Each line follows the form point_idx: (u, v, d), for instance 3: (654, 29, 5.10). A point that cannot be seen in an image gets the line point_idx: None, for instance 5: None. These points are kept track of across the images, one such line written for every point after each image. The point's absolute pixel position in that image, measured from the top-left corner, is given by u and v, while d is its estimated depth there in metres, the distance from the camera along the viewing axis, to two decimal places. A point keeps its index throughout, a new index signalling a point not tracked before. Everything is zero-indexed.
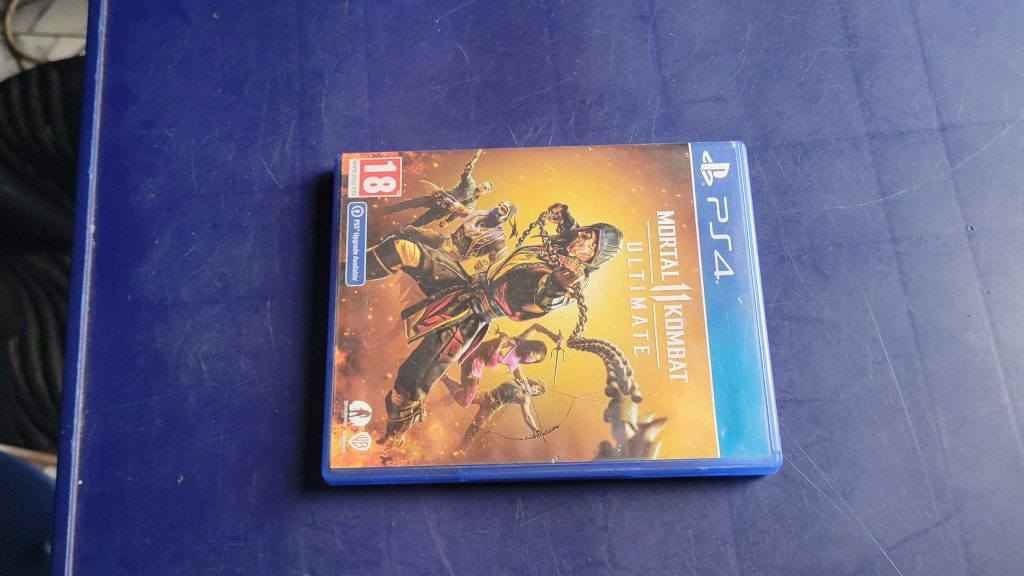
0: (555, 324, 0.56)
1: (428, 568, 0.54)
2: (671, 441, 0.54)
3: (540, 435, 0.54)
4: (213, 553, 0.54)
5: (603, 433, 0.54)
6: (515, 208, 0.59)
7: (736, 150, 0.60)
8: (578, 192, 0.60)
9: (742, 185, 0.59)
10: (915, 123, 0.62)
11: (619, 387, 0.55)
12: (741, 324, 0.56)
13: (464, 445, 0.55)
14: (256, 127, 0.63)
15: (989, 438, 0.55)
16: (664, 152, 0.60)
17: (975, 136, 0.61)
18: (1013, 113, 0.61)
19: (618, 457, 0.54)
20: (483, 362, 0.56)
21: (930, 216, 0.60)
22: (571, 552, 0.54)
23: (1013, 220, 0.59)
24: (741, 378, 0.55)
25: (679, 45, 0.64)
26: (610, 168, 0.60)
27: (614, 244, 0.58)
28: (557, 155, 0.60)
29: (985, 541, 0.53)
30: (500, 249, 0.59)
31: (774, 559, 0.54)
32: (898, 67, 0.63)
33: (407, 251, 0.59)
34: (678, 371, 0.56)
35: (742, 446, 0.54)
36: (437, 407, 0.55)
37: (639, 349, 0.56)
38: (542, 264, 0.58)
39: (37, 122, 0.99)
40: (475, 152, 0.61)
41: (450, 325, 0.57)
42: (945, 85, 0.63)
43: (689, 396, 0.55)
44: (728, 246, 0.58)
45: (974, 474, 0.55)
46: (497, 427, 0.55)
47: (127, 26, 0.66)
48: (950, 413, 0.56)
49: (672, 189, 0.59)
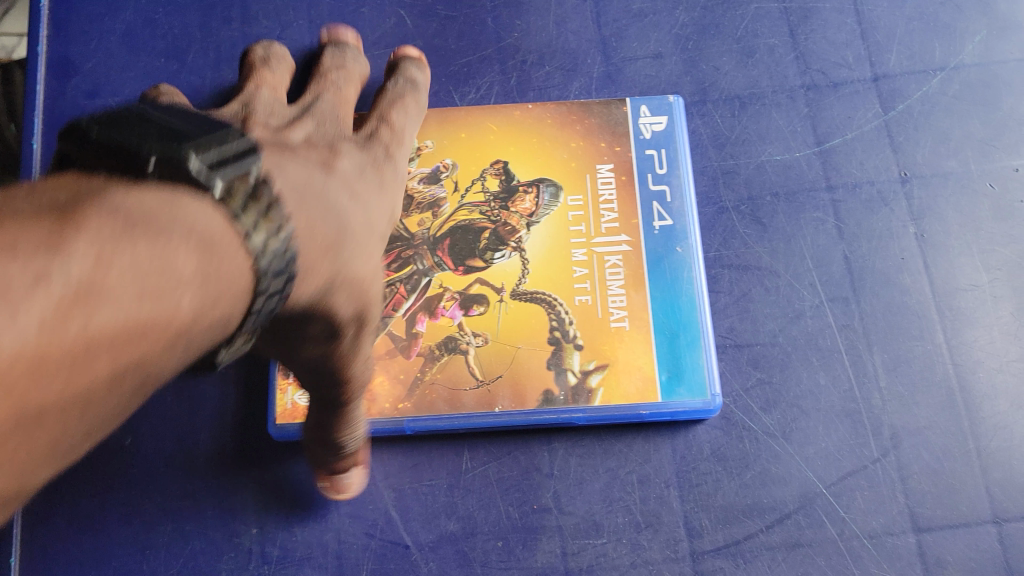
0: (498, 277, 0.57)
1: (377, 520, 0.55)
2: (613, 386, 0.55)
3: (483, 384, 0.55)
4: (161, 512, 0.55)
5: (546, 382, 0.55)
6: (457, 165, 0.60)
7: (674, 104, 0.61)
8: (519, 148, 0.61)
9: (681, 137, 0.61)
10: (850, 74, 0.63)
11: (561, 336, 0.56)
12: (680, 271, 0.57)
13: (409, 397, 0.55)
14: (199, 95, 0.64)
15: (924, 376, 0.56)
16: (603, 108, 0.61)
17: (907, 84, 0.62)
18: (944, 61, 0.63)
19: (561, 405, 0.55)
20: (426, 317, 0.57)
21: (865, 162, 0.61)
22: (517, 500, 0.55)
23: (945, 163, 0.60)
24: (681, 324, 0.56)
25: (618, 5, 0.66)
26: (549, 124, 0.61)
27: (555, 198, 0.59)
28: (498, 115, 0.62)
29: (922, 476, 0.54)
30: (443, 205, 0.59)
31: (716, 500, 0.54)
32: (832, 21, 0.64)
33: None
34: (619, 319, 0.56)
35: (683, 390, 0.55)
36: (381, 361, 0.56)
37: (580, 299, 0.57)
38: (484, 219, 0.59)
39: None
40: (417, 113, 0.62)
41: (394, 281, 0.57)
42: (878, 36, 0.64)
43: (629, 343, 0.56)
44: (666, 197, 0.59)
45: (910, 412, 0.56)
46: (441, 379, 0.56)
47: (70, 1, 0.67)
48: (885, 353, 0.57)
49: (612, 143, 0.60)
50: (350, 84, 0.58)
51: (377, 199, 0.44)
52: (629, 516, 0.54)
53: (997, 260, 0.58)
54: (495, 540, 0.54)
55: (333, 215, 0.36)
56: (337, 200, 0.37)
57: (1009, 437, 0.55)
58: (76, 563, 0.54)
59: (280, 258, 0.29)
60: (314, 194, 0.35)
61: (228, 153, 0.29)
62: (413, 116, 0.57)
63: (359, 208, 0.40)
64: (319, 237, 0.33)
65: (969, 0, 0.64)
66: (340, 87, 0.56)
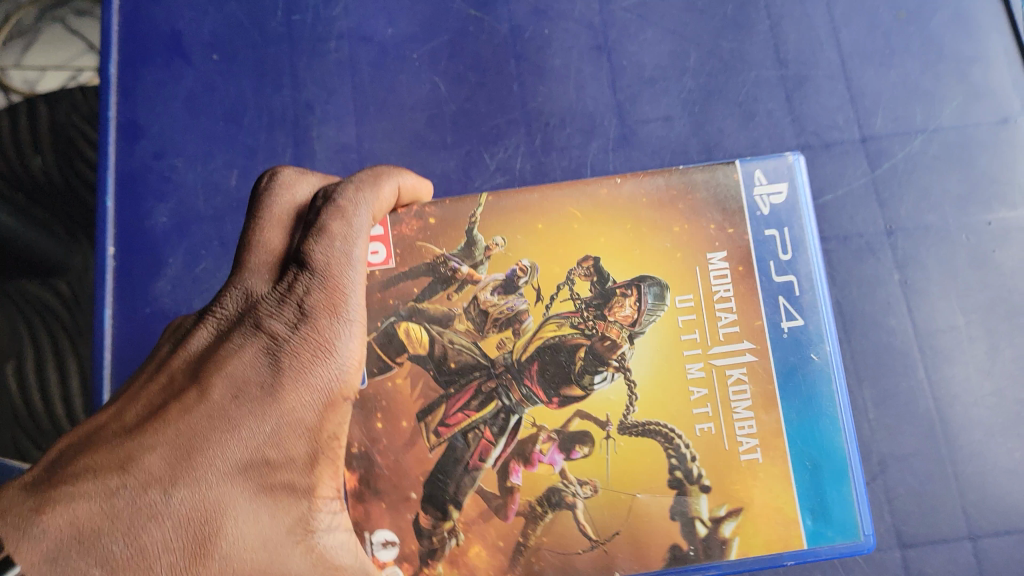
0: (601, 408, 0.57)
1: None
2: (749, 535, 0.56)
3: (599, 545, 0.56)
4: None
5: (671, 536, 0.56)
6: (536, 268, 0.60)
7: (793, 165, 0.61)
8: (611, 241, 0.60)
9: (800, 208, 0.60)
10: (840, 135, 0.69)
11: (685, 478, 0.56)
12: (819, 385, 0.58)
13: (512, 567, 0.56)
14: (255, 155, 0.71)
15: (909, 409, 0.63)
16: (710, 178, 0.61)
17: (892, 145, 0.69)
18: (925, 123, 0.69)
19: (693, 561, 0.56)
20: (522, 466, 0.57)
21: (854, 215, 0.67)
22: None
23: (926, 218, 0.67)
24: (822, 452, 0.57)
25: (631, 72, 0.72)
26: (645, 205, 0.61)
27: (661, 299, 0.59)
28: (578, 197, 0.61)
29: (906, 497, 0.62)
30: (526, 320, 0.59)
31: None
32: (823, 86, 0.71)
33: (412, 335, 0.58)
34: (749, 451, 0.57)
35: (834, 532, 0.56)
36: (474, 526, 0.56)
37: (702, 428, 0.57)
38: (579, 334, 0.59)
39: (27, 151, 0.91)
40: (481, 201, 0.61)
41: (477, 424, 0.57)
42: (865, 101, 0.70)
43: (762, 479, 0.57)
44: (794, 291, 0.59)
45: (896, 440, 0.63)
46: (547, 543, 0.56)
47: (135, 68, 0.74)
48: (874, 388, 0.64)
49: (722, 225, 0.60)
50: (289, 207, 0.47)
51: (247, 439, 0.39)
52: None
53: (971, 304, 0.65)
54: None
55: (135, 535, 0.34)
56: (153, 513, 0.35)
57: (983, 463, 0.62)
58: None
59: None
60: (130, 513, 0.34)
61: (36, 532, 0.31)
62: (344, 238, 0.45)
63: (189, 491, 0.36)
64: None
65: (948, 67, 0.70)
66: (297, 192, 0.48)
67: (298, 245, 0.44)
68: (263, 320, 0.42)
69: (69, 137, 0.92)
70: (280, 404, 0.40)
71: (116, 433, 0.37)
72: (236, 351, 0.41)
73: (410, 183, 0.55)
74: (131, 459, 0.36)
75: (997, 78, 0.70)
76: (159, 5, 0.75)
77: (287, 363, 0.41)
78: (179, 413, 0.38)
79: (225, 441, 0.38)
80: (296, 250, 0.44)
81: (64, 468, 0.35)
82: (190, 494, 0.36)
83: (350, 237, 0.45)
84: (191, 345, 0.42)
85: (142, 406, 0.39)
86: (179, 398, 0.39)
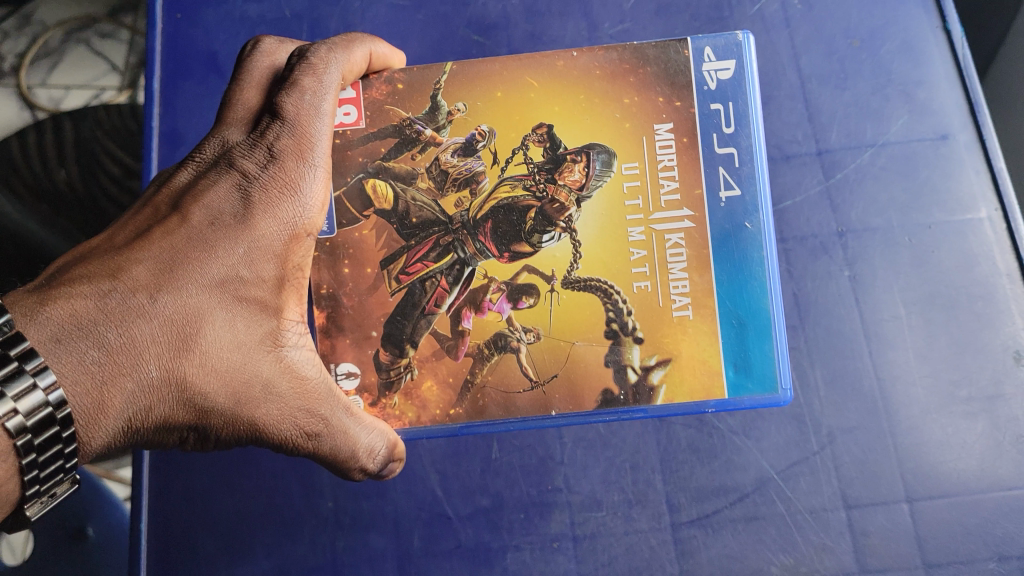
0: (548, 263, 0.65)
1: (426, 495, 0.73)
2: (678, 383, 0.64)
3: (539, 386, 0.65)
4: (258, 487, 0.74)
5: (603, 381, 0.65)
6: (493, 132, 0.68)
7: (742, 44, 0.66)
8: (563, 109, 0.68)
9: (745, 85, 0.66)
10: (799, 149, 0.78)
11: (620, 329, 0.65)
12: (750, 251, 0.64)
13: (460, 404, 0.66)
14: None
15: (854, 388, 0.73)
16: (662, 55, 0.67)
17: (845, 157, 0.77)
18: (874, 138, 0.78)
19: (622, 405, 0.64)
20: (473, 313, 0.66)
21: (809, 218, 0.76)
22: (535, 481, 0.72)
23: (873, 220, 0.76)
24: (749, 312, 0.64)
25: None
26: (598, 77, 0.68)
27: (608, 165, 0.66)
28: (536, 70, 0.68)
29: (851, 464, 0.71)
30: (482, 180, 0.67)
31: (691, 481, 0.72)
32: (785, 106, 0.79)
33: (378, 191, 0.67)
34: (682, 309, 0.64)
35: (752, 384, 0.64)
36: (428, 364, 0.66)
37: (639, 286, 0.65)
38: (528, 195, 0.66)
39: (53, 165, 1.12)
40: (446, 68, 0.68)
41: (435, 273, 0.66)
42: (822, 118, 0.79)
43: (691, 333, 0.64)
44: (734, 162, 0.65)
45: (842, 413, 0.72)
46: (492, 381, 0.65)
47: (176, 82, 0.83)
48: (825, 368, 0.73)
49: (671, 99, 0.66)
50: (267, 70, 0.60)
51: (223, 261, 0.50)
52: (623, 494, 0.72)
53: (912, 297, 0.74)
54: (518, 512, 0.72)
55: (125, 328, 0.46)
56: (140, 312, 0.47)
57: (919, 435, 0.72)
58: (200, 523, 0.74)
59: (27, 413, 0.41)
60: (120, 310, 0.46)
61: (41, 318, 0.43)
62: (314, 94, 0.57)
63: (171, 297, 0.48)
64: (96, 372, 0.45)
65: (896, 89, 0.79)
66: (275, 58, 0.60)
67: (272, 98, 0.56)
68: (237, 160, 0.54)
69: (93, 150, 1.13)
70: (252, 230, 0.52)
71: (113, 248, 0.49)
72: (214, 185, 0.53)
73: (384, 50, 0.66)
74: (122, 269, 0.47)
75: (940, 98, 0.78)
76: (197, 27, 0.85)
77: (258, 196, 0.53)
78: (163, 235, 0.50)
79: (203, 260, 0.50)
80: (270, 103, 0.56)
81: (66, 274, 0.46)
82: (171, 300, 0.48)
83: (319, 92, 0.57)
84: (177, 180, 0.54)
85: (135, 229, 0.51)
86: (164, 225, 0.50)
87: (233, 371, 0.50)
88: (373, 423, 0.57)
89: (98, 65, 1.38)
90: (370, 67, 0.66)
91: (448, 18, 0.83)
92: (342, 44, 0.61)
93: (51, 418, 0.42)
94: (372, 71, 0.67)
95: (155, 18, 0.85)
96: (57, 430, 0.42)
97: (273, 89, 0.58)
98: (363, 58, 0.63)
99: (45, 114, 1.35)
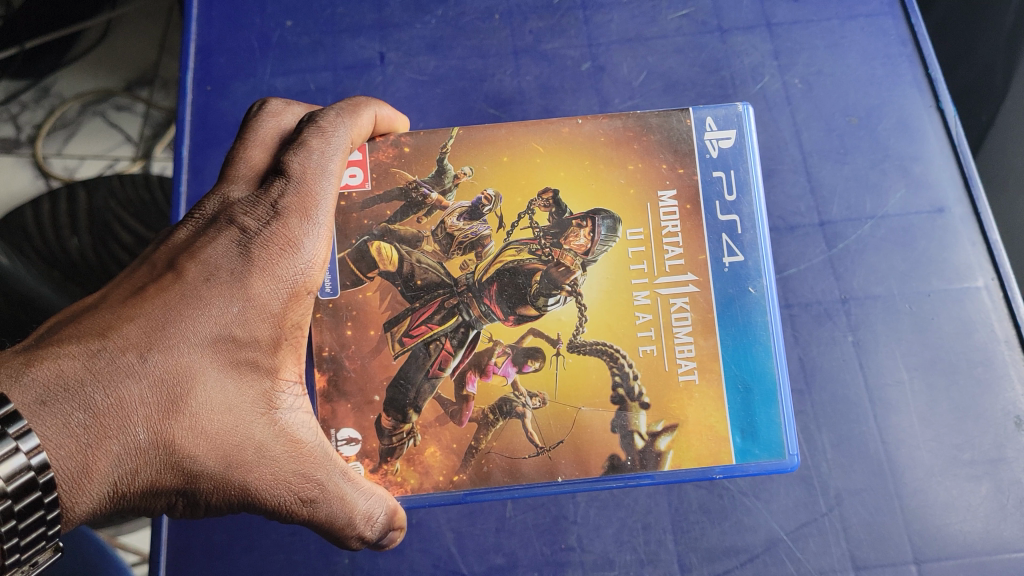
0: (555, 327, 0.68)
1: (441, 554, 0.74)
2: (683, 450, 0.66)
3: (545, 452, 0.67)
4: (276, 545, 0.75)
5: (609, 448, 0.67)
6: (500, 198, 0.71)
7: (741, 114, 0.70)
8: (569, 174, 0.71)
9: (745, 153, 0.70)
10: (802, 220, 0.81)
11: (626, 394, 0.67)
12: (751, 315, 0.67)
13: (464, 470, 0.67)
14: None
15: (861, 453, 0.74)
16: (664, 124, 0.71)
17: (847, 228, 0.81)
18: (873, 211, 0.81)
19: (628, 471, 0.66)
20: (478, 376, 0.68)
21: (814, 286, 0.79)
22: (549, 540, 0.74)
23: (874, 288, 0.79)
24: (754, 376, 0.67)
25: None
26: (602, 143, 0.71)
27: (612, 230, 0.69)
28: (541, 136, 0.72)
29: (858, 526, 0.73)
30: (488, 245, 0.69)
31: (702, 542, 0.73)
32: (788, 179, 0.82)
33: (383, 253, 0.69)
34: (688, 374, 0.67)
35: (759, 450, 0.66)
36: (431, 430, 0.67)
37: (644, 350, 0.67)
38: (535, 260, 0.69)
39: (65, 233, 1.15)
40: (451, 132, 0.72)
41: (438, 335, 0.68)
42: (824, 191, 0.82)
43: (697, 399, 0.67)
44: (737, 228, 0.68)
45: (849, 476, 0.74)
46: (497, 448, 0.67)
47: (205, 150, 0.87)
48: (832, 432, 0.75)
49: (674, 166, 0.70)
50: (273, 130, 0.64)
51: (216, 319, 0.52)
52: (635, 554, 0.73)
53: (913, 361, 0.77)
54: (532, 570, 0.73)
55: (113, 388, 0.47)
56: (129, 372, 0.48)
57: (925, 497, 0.73)
58: None
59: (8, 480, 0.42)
60: (107, 369, 0.47)
61: (27, 380, 0.44)
62: (319, 155, 0.61)
63: (162, 356, 0.49)
64: (81, 433, 0.46)
65: (893, 164, 0.82)
66: (282, 118, 0.65)
67: (279, 158, 0.60)
68: (237, 217, 0.56)
69: (105, 220, 1.15)
70: (248, 289, 0.54)
71: (106, 306, 0.50)
72: (212, 242, 0.55)
73: (387, 113, 0.69)
74: (112, 328, 0.49)
75: (935, 173, 0.82)
76: (226, 99, 0.88)
77: (257, 252, 0.55)
78: (158, 292, 0.51)
79: (196, 318, 0.52)
80: (277, 162, 0.60)
81: (56, 335, 0.47)
82: (163, 359, 0.49)
83: (326, 152, 0.61)
84: (176, 238, 0.56)
85: (130, 287, 0.52)
86: (159, 282, 0.52)
87: (225, 433, 0.52)
88: (372, 489, 0.59)
89: (114, 137, 1.42)
90: (375, 128, 0.69)
91: (466, 93, 0.87)
92: (348, 110, 0.65)
93: (33, 481, 0.43)
94: (377, 135, 0.71)
95: (186, 90, 0.89)
96: (38, 496, 0.43)
97: (279, 149, 0.62)
98: (370, 121, 0.67)
99: (58, 183, 1.39)
